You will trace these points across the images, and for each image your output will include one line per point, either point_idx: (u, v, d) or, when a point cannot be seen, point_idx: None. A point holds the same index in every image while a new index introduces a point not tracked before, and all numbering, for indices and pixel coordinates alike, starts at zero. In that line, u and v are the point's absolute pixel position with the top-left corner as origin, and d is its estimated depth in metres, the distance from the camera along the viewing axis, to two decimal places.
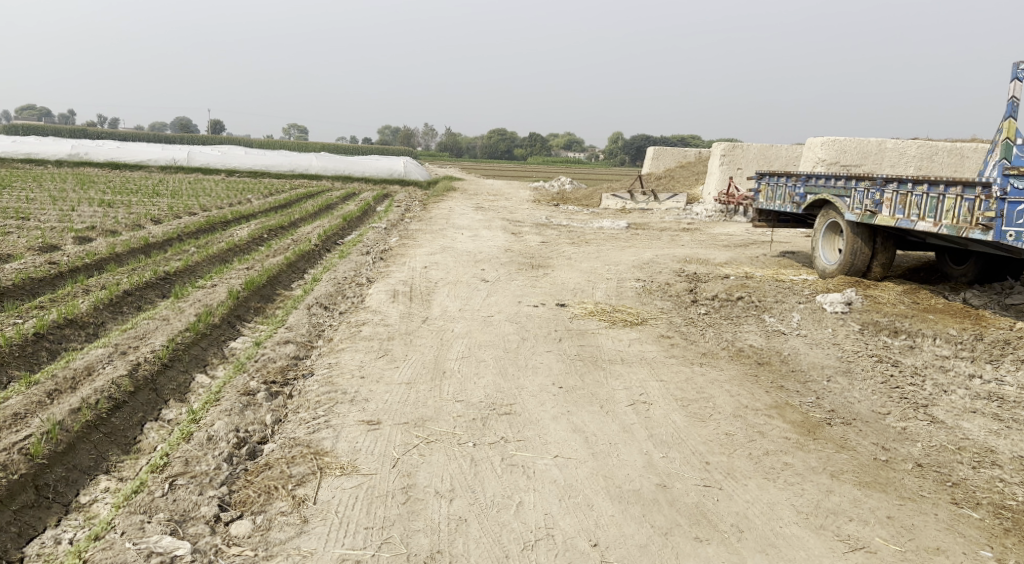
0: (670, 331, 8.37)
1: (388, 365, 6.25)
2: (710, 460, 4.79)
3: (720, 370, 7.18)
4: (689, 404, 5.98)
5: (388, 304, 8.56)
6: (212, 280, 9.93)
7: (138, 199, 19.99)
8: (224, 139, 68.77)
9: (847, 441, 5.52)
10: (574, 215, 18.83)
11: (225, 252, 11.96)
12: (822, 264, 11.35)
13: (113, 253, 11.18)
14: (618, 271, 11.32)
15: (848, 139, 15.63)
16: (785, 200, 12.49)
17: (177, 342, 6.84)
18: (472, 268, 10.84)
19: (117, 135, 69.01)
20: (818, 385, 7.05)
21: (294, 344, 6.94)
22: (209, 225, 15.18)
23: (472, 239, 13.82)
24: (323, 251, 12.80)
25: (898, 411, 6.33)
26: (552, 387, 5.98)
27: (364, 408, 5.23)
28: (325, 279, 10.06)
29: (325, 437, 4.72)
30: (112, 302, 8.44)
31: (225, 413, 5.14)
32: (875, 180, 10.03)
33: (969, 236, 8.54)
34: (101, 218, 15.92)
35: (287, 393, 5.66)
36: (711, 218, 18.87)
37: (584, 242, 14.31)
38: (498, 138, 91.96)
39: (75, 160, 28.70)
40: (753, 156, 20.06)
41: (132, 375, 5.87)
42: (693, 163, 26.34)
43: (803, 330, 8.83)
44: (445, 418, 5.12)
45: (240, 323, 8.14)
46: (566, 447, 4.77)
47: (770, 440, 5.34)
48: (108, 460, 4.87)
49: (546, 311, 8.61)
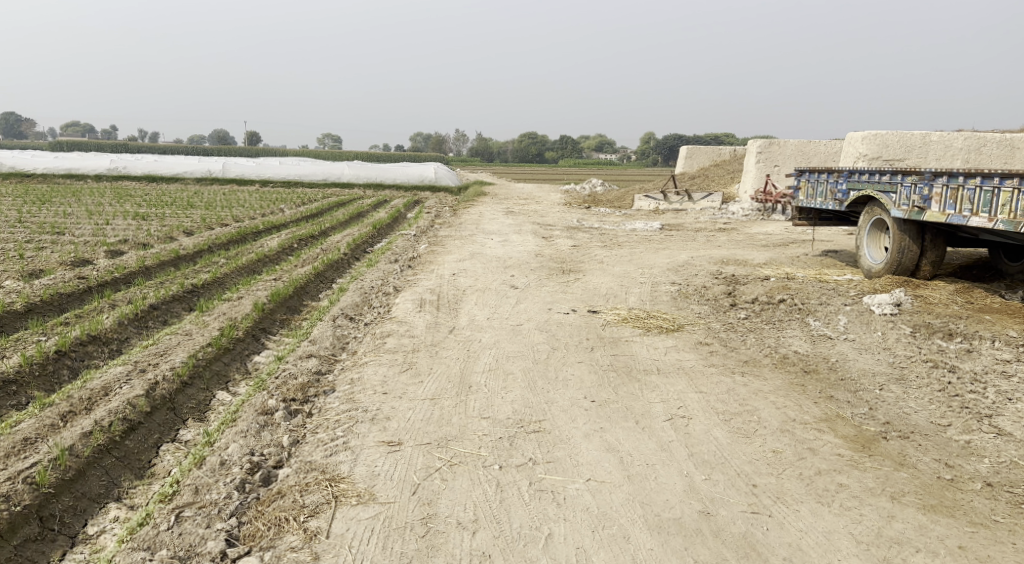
0: (708, 338, 7.96)
1: (412, 380, 5.95)
2: (758, 483, 4.42)
3: (764, 380, 6.76)
4: (732, 418, 5.59)
5: (415, 313, 8.32)
6: (238, 292, 9.75)
7: (171, 211, 20.09)
8: (258, 149, 69.80)
9: (905, 457, 5.10)
10: (606, 218, 18.45)
11: (254, 262, 11.82)
12: (867, 263, 10.83)
13: (142, 266, 11.07)
14: (653, 275, 10.92)
15: (890, 133, 15.00)
16: (827, 197, 11.98)
17: (198, 358, 6.62)
18: (502, 275, 10.56)
19: (155, 147, 70.28)
20: (870, 395, 6.61)
21: (317, 358, 6.69)
22: (240, 236, 15.08)
23: (502, 244, 13.52)
24: (352, 260, 12.62)
25: (960, 422, 5.88)
26: (584, 401, 5.64)
27: (385, 427, 4.94)
28: (352, 288, 9.85)
29: (342, 461, 4.43)
30: (137, 317, 8.28)
31: (240, 434, 4.88)
32: (923, 174, 9.49)
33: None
34: (134, 231, 15.93)
35: (307, 411, 5.39)
36: (748, 217, 18.35)
37: (618, 245, 13.91)
38: (530, 142, 91.66)
39: (114, 174, 29.13)
40: (791, 152, 19.47)
41: (150, 393, 5.64)
42: (728, 161, 25.76)
43: (851, 334, 8.38)
44: (469, 438, 4.81)
45: (265, 336, 7.91)
46: (599, 469, 4.43)
47: (822, 458, 4.93)
48: (120, 486, 4.64)
49: (578, 318, 8.27)
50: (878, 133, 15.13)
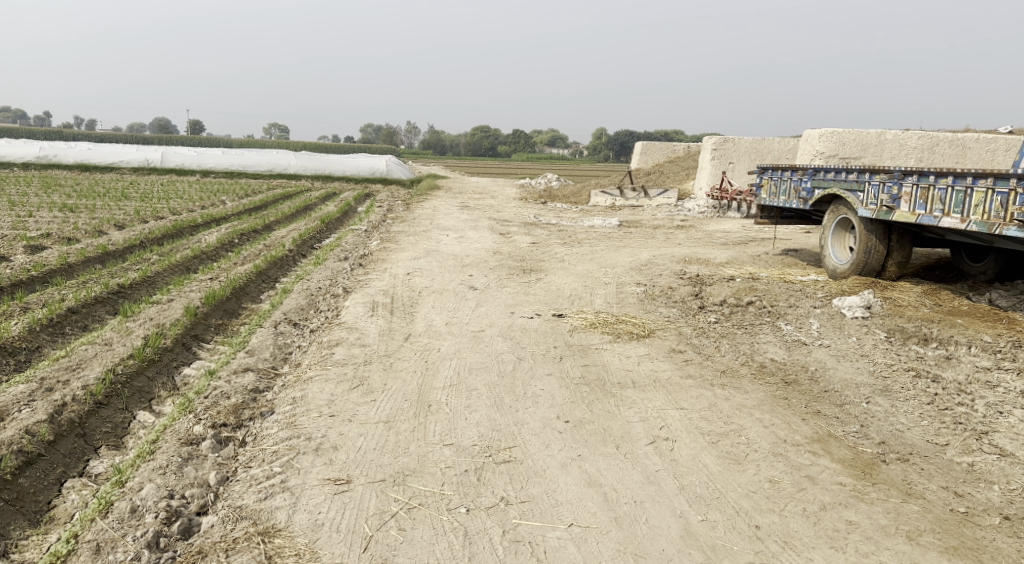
0: (681, 345, 7.44)
1: (362, 400, 5.26)
2: (760, 523, 3.94)
3: (745, 393, 6.23)
4: (719, 440, 5.05)
5: (366, 318, 7.62)
6: (169, 293, 8.91)
7: (103, 202, 18.91)
8: (198, 139, 67.77)
9: (911, 485, 4.60)
10: (564, 214, 17.88)
11: (189, 260, 10.93)
12: (832, 263, 10.45)
13: (63, 264, 10.11)
14: (617, 275, 10.38)
15: (847, 131, 14.46)
16: (790, 195, 11.55)
17: (117, 373, 5.85)
18: (459, 275, 9.91)
19: (92, 135, 67.64)
20: (858, 409, 6.14)
21: (254, 373, 5.96)
22: (176, 231, 14.10)
23: (458, 241, 12.82)
24: (297, 257, 11.81)
25: (958, 441, 5.44)
26: (558, 422, 5.04)
27: (331, 460, 4.28)
28: (296, 289, 9.08)
29: (279, 506, 3.79)
30: (52, 323, 7.44)
31: (157, 471, 4.18)
32: (892, 172, 9.08)
33: (1003, 233, 7.68)
34: (60, 225, 14.82)
35: (240, 440, 4.70)
36: (705, 215, 18.01)
37: (577, 242, 13.35)
38: (482, 136, 90.52)
39: (44, 163, 27.53)
40: (746, 150, 19.22)
41: (53, 419, 4.95)
42: (683, 157, 25.46)
43: (825, 339, 7.94)
44: (429, 472, 4.17)
45: (198, 344, 7.14)
46: (582, 511, 3.89)
47: (823, 489, 4.41)
48: (7, 537, 4.01)
49: (543, 324, 7.67)
50: (835, 132, 14.58)
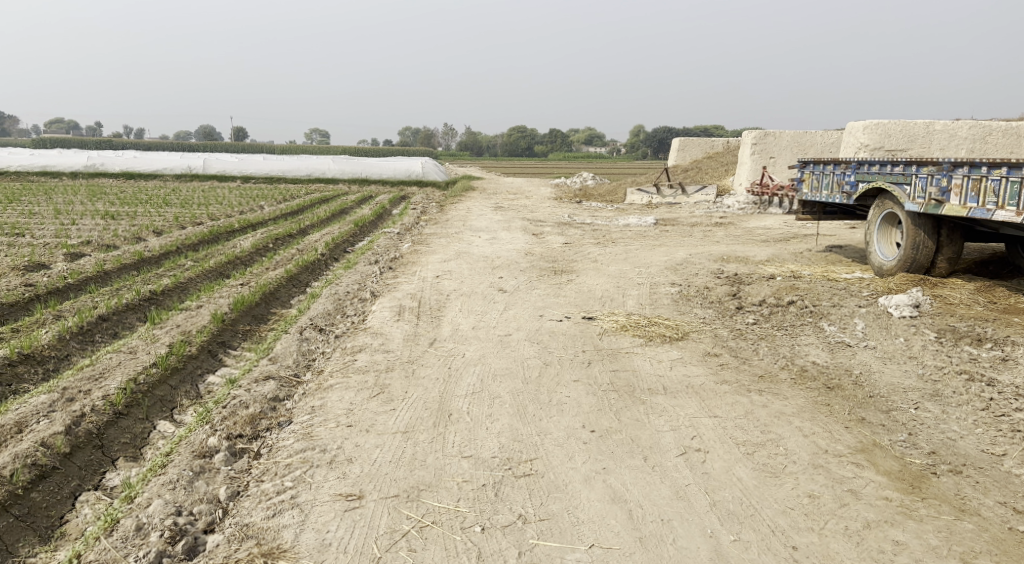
0: (717, 348, 7.15)
1: (383, 409, 5.09)
2: (798, 544, 3.74)
3: (785, 399, 5.92)
4: (755, 451, 4.78)
5: (392, 323, 7.47)
6: (200, 299, 8.87)
7: (144, 209, 19.15)
8: (239, 145, 68.75)
9: (964, 500, 4.29)
10: (599, 213, 17.58)
11: (222, 265, 10.92)
12: (878, 260, 10.02)
13: (98, 271, 10.15)
14: (652, 275, 10.09)
15: (893, 123, 14.26)
16: (833, 190, 11.12)
17: (138, 383, 5.76)
18: (489, 276, 9.74)
19: (139, 143, 69.05)
20: (906, 415, 5.81)
21: (276, 381, 5.83)
22: (213, 237, 14.16)
23: (491, 242, 12.64)
24: (329, 261, 11.75)
25: (1017, 451, 5.09)
26: (583, 432, 4.81)
27: (344, 474, 4.12)
28: (325, 294, 8.97)
29: (286, 525, 3.71)
30: (82, 331, 7.42)
31: (167, 486, 4.08)
32: (941, 164, 8.65)
33: None
34: (100, 232, 14.98)
35: (254, 451, 4.56)
36: (744, 211, 17.57)
37: (612, 241, 13.07)
38: (519, 136, 90.43)
39: (91, 171, 28.06)
40: (786, 144, 18.73)
41: (71, 430, 4.86)
42: (722, 152, 25.00)
43: (871, 341, 7.57)
44: (445, 487, 4.00)
45: (223, 351, 7.06)
46: (604, 530, 3.71)
47: (867, 505, 4.14)
48: (15, 555, 3.98)
49: (573, 327, 7.43)
50: (880, 123, 14.43)
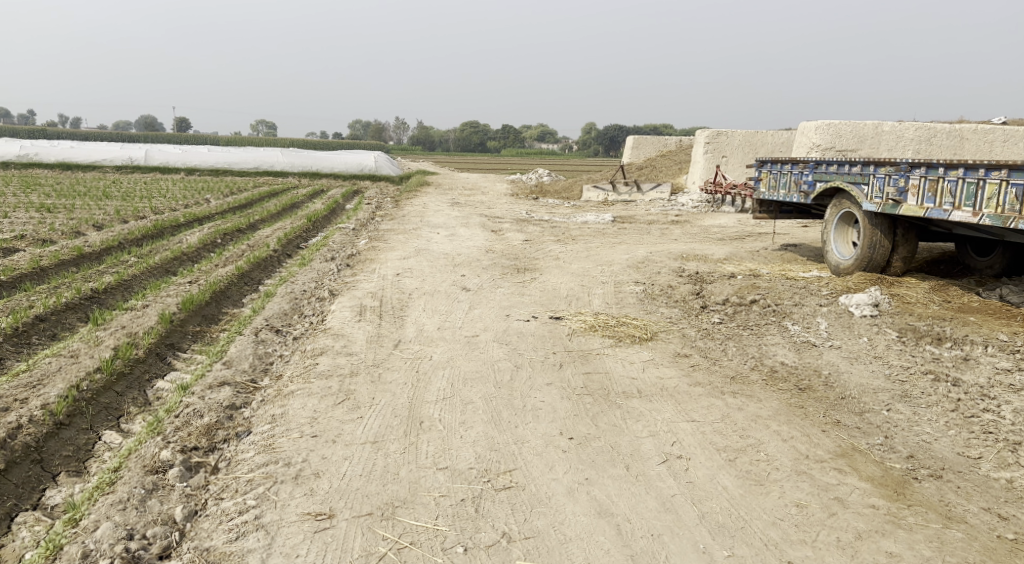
0: (686, 348, 7.02)
1: (348, 418, 4.81)
2: (792, 558, 3.64)
3: (759, 402, 5.81)
4: (737, 457, 4.63)
5: (353, 323, 7.18)
6: (145, 298, 8.43)
7: (83, 202, 18.37)
8: (184, 137, 67.15)
9: (950, 506, 4.19)
10: (556, 210, 17.42)
11: (169, 261, 10.45)
12: (835, 259, 10.04)
13: (35, 267, 9.60)
14: (614, 273, 9.95)
15: (844, 123, 14.48)
16: (791, 189, 11.11)
17: (81, 390, 5.37)
18: (450, 274, 9.48)
19: (77, 133, 66.83)
20: (879, 417, 5.73)
21: (232, 388, 5.50)
22: (157, 232, 13.59)
23: (449, 239, 12.35)
24: (282, 257, 11.34)
25: (992, 454, 5.05)
26: (561, 440, 4.61)
27: (312, 491, 3.86)
28: (280, 292, 8.60)
29: (251, 549, 3.45)
30: (17, 332, 6.95)
31: (117, 506, 3.78)
32: (898, 164, 8.66)
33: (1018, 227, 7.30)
34: (35, 226, 14.26)
35: (212, 465, 4.26)
36: (699, 209, 17.60)
37: (572, 239, 12.92)
38: (471, 130, 90.03)
39: (24, 161, 26.92)
40: (739, 143, 18.84)
41: (6, 444, 4.50)
42: (675, 150, 25.12)
43: (835, 340, 7.53)
44: (422, 503, 3.79)
45: (173, 353, 6.68)
46: (594, 548, 3.57)
47: (856, 515, 4.03)
48: None
49: (540, 327, 7.23)
50: (831, 124, 14.59)
